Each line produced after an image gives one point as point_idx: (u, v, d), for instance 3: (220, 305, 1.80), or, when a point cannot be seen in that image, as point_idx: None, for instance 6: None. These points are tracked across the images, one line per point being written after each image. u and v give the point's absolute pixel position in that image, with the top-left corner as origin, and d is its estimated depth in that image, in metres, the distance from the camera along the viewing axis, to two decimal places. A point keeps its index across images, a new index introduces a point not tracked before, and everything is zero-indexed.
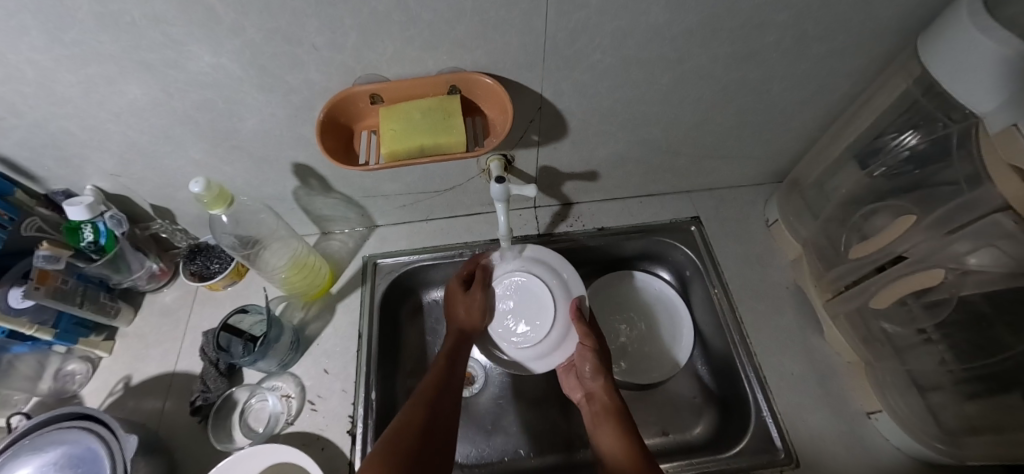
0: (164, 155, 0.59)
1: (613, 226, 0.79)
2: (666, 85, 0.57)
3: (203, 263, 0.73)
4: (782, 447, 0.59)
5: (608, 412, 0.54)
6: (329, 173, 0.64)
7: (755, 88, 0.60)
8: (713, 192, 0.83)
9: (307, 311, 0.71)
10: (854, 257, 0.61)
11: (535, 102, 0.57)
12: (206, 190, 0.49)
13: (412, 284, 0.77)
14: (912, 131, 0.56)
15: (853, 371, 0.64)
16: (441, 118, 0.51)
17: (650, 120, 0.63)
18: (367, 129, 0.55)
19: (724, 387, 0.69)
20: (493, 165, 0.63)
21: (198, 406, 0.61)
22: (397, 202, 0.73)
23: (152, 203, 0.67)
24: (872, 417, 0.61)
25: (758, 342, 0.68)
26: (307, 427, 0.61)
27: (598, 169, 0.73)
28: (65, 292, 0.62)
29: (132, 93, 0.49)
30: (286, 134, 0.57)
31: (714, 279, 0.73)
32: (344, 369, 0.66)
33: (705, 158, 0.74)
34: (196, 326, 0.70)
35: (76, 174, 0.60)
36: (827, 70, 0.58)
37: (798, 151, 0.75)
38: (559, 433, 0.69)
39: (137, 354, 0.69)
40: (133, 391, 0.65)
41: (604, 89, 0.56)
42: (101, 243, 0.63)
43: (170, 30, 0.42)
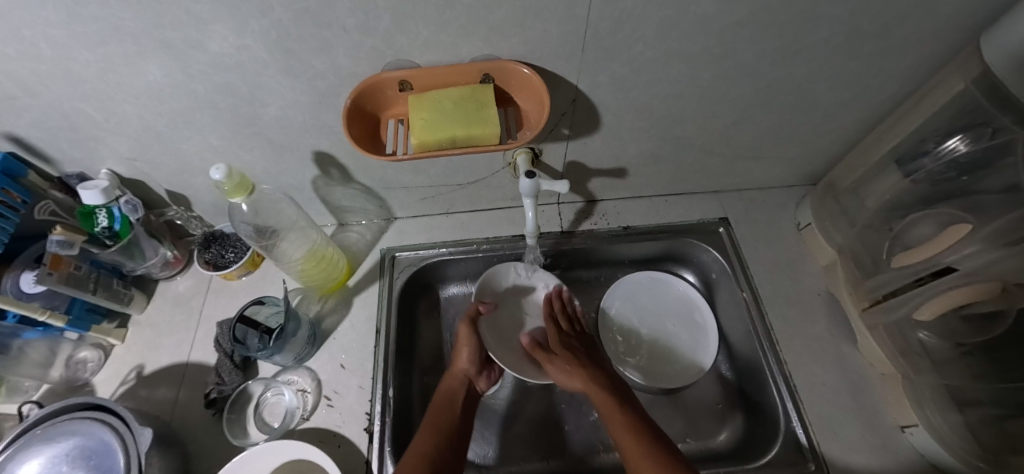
0: (182, 140, 0.57)
1: (638, 225, 0.76)
2: (706, 80, 0.55)
3: (218, 251, 0.70)
4: (812, 459, 0.57)
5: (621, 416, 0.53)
6: (351, 163, 0.62)
7: (799, 86, 0.57)
8: (742, 193, 0.80)
9: (323, 304, 0.69)
10: (895, 267, 0.58)
11: (569, 94, 0.54)
12: (227, 177, 0.47)
13: (429, 279, 0.75)
14: (960, 136, 0.53)
15: (886, 384, 0.62)
16: (474, 109, 0.48)
17: (685, 116, 0.60)
18: (394, 117, 0.53)
19: (749, 393, 0.67)
20: (519, 159, 0.61)
21: (213, 399, 0.59)
22: (418, 194, 0.71)
23: (167, 190, 0.65)
24: (906, 431, 0.59)
25: (787, 349, 0.65)
26: (323, 423, 0.59)
27: (627, 166, 0.70)
28: (78, 278, 0.60)
29: (152, 74, 0.47)
30: (309, 121, 0.55)
31: (743, 283, 0.70)
32: (360, 365, 0.64)
33: (738, 158, 0.71)
34: (210, 316, 0.69)
35: (90, 157, 0.58)
36: (877, 69, 0.55)
37: (835, 153, 0.72)
38: (579, 434, 0.67)
39: (150, 343, 0.67)
40: (146, 380, 0.64)
41: (641, 82, 0.54)
42: (115, 229, 0.61)
43: (194, 8, 0.40)
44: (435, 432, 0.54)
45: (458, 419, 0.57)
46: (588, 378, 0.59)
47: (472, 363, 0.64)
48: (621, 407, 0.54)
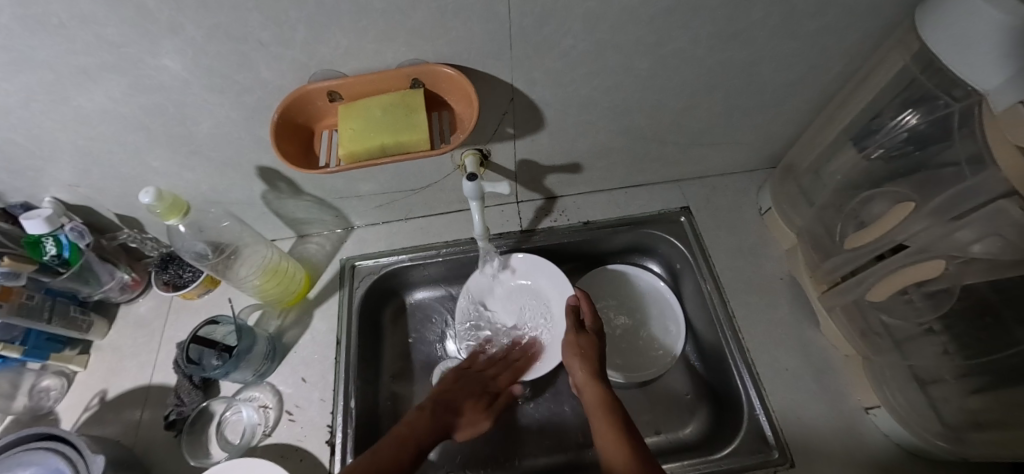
0: (120, 163, 0.56)
1: (599, 219, 0.75)
2: (645, 70, 0.54)
3: (175, 271, 0.68)
4: (775, 446, 0.57)
5: (597, 395, 0.54)
6: (298, 175, 0.61)
7: (743, 69, 0.56)
8: (704, 180, 0.79)
9: (283, 319, 0.69)
10: (849, 248, 0.58)
11: (506, 93, 0.54)
12: (158, 200, 0.46)
13: (391, 287, 0.74)
14: (911, 110, 0.52)
15: (850, 365, 0.62)
16: (404, 114, 0.48)
17: (631, 106, 0.60)
18: (328, 128, 0.52)
19: (716, 383, 0.67)
20: (467, 160, 0.60)
21: (172, 421, 0.59)
22: (371, 202, 0.70)
23: (117, 213, 0.65)
24: (869, 412, 0.58)
25: (751, 336, 0.65)
26: (285, 438, 0.59)
27: (581, 161, 0.69)
28: (31, 307, 0.60)
29: (75, 100, 0.46)
30: (245, 137, 0.54)
31: (705, 272, 0.69)
32: (322, 377, 0.64)
33: (694, 145, 0.70)
34: (171, 337, 0.69)
35: (33, 186, 0.58)
36: (819, 47, 0.54)
37: (792, 135, 0.71)
38: (548, 434, 0.67)
39: (112, 367, 0.67)
40: (109, 405, 0.64)
41: (579, 76, 0.53)
42: (65, 256, 0.60)
43: (102, 32, 0.39)
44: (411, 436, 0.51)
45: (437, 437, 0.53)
46: (577, 360, 0.59)
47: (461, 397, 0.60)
48: (601, 388, 0.54)
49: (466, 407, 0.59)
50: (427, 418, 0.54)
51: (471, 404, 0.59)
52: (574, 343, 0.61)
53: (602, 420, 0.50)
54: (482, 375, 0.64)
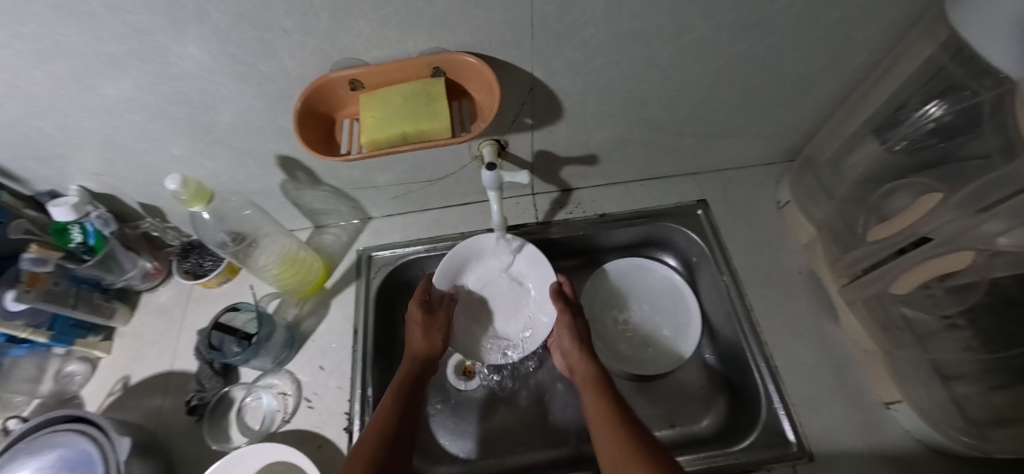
0: (144, 152, 0.57)
1: (615, 212, 0.75)
2: (665, 59, 0.53)
3: (196, 260, 0.71)
4: (794, 440, 0.56)
5: (589, 371, 0.54)
6: (316, 165, 0.61)
7: (763, 59, 0.55)
8: (721, 174, 0.78)
9: (301, 308, 0.69)
10: (871, 241, 0.57)
11: (525, 83, 0.54)
12: (183, 187, 0.47)
13: (406, 277, 0.74)
14: (936, 101, 0.51)
15: (869, 360, 0.61)
16: (425, 103, 0.48)
17: (649, 97, 0.59)
18: (348, 117, 0.52)
19: (732, 377, 0.66)
20: (485, 150, 0.60)
21: (193, 406, 0.60)
22: (388, 193, 0.70)
23: (139, 202, 0.66)
24: (890, 407, 0.57)
25: (769, 330, 0.64)
26: (304, 425, 0.60)
27: (597, 152, 0.69)
28: (57, 294, 0.61)
29: (103, 88, 0.47)
30: (266, 126, 0.55)
31: (722, 266, 0.69)
32: (339, 366, 0.64)
33: (712, 137, 0.69)
34: (191, 325, 0.70)
35: (59, 175, 0.59)
36: (843, 36, 0.53)
37: (812, 127, 0.70)
38: (563, 425, 0.67)
39: (135, 354, 0.68)
40: (132, 391, 0.65)
41: (599, 65, 0.53)
42: (90, 243, 0.61)
43: (130, 20, 0.39)
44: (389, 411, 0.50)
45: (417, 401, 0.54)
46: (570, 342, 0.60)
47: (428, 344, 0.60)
48: (593, 365, 0.55)
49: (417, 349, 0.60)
50: (410, 364, 0.58)
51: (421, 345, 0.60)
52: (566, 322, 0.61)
53: (593, 396, 0.50)
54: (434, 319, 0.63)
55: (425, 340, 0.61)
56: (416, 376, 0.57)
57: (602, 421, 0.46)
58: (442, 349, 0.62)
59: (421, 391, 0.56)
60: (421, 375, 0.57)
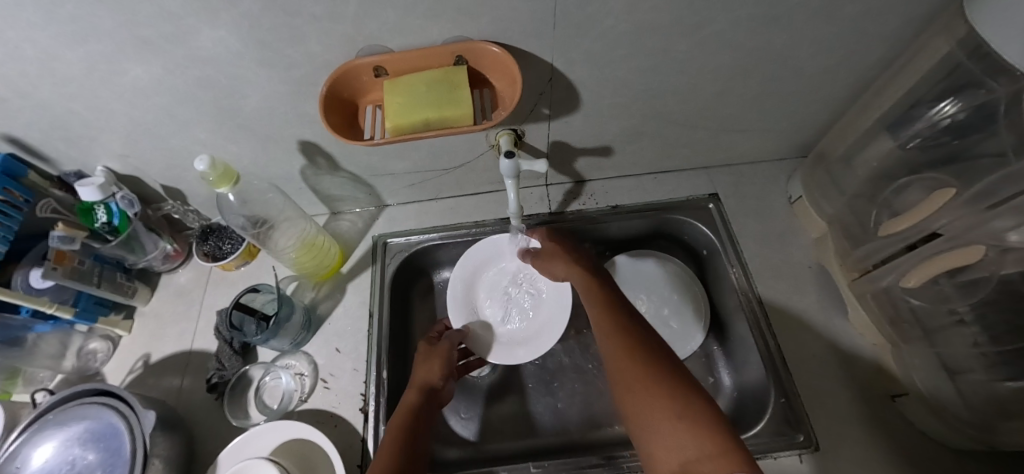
0: (170, 135, 0.58)
1: (627, 204, 0.75)
2: (683, 53, 0.54)
3: (216, 243, 0.72)
4: (800, 430, 0.57)
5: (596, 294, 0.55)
6: (337, 151, 0.62)
7: (780, 55, 0.56)
8: (733, 168, 0.79)
9: (318, 291, 0.71)
10: (882, 235, 0.58)
11: (545, 73, 0.55)
12: (211, 168, 0.48)
13: (421, 264, 0.76)
14: (951, 98, 0.51)
15: (876, 353, 0.62)
16: (447, 90, 0.49)
17: (665, 90, 0.60)
18: (371, 104, 0.53)
19: (740, 367, 0.68)
20: (501, 140, 0.61)
21: (214, 384, 0.62)
22: (404, 181, 0.71)
23: (162, 185, 0.67)
24: (897, 399, 0.59)
25: (779, 323, 0.65)
26: (321, 404, 0.62)
27: (612, 144, 0.69)
28: (83, 272, 0.63)
29: (134, 71, 0.48)
30: (290, 112, 0.56)
31: (732, 259, 0.70)
32: (354, 349, 0.66)
33: (725, 131, 0.70)
34: (210, 307, 0.71)
35: (86, 155, 0.60)
36: (860, 33, 0.54)
37: (825, 122, 0.70)
38: (573, 411, 0.69)
39: (155, 333, 0.70)
40: (152, 369, 0.67)
41: (617, 58, 0.53)
42: (115, 223, 0.63)
43: (166, 3, 0.40)
44: (395, 440, 0.48)
45: (422, 426, 0.52)
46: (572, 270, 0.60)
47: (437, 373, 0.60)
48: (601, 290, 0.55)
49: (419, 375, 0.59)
50: (414, 393, 0.57)
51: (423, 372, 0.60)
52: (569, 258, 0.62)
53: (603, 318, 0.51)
54: (438, 351, 0.63)
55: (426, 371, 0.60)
56: (420, 405, 0.55)
57: (614, 339, 0.47)
58: (445, 379, 0.60)
59: (427, 423, 0.53)
60: (427, 406, 0.56)
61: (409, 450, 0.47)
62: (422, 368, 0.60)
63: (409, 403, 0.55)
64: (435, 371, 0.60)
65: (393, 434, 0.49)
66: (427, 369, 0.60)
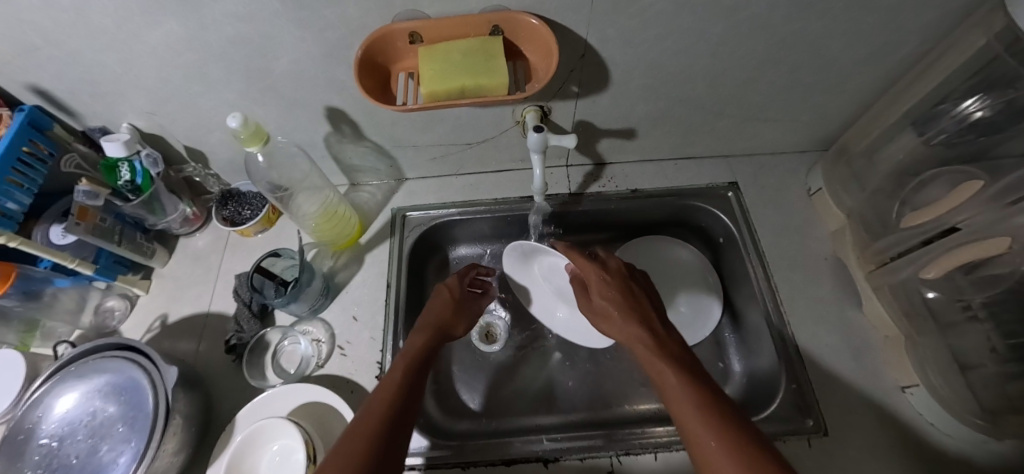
0: (197, 94, 0.57)
1: (646, 189, 0.75)
2: (717, 35, 0.54)
3: (235, 209, 0.72)
4: (809, 416, 0.58)
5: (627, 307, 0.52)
6: (362, 119, 0.62)
7: (813, 43, 0.56)
8: (753, 158, 0.79)
9: (336, 260, 0.71)
10: (903, 227, 0.59)
11: (578, 49, 0.54)
12: (243, 126, 0.48)
13: (439, 238, 0.76)
14: (977, 97, 0.53)
15: (888, 346, 0.62)
16: (483, 60, 0.49)
17: (696, 73, 0.60)
18: (404, 71, 0.53)
19: (752, 355, 0.68)
20: (528, 117, 0.62)
21: (232, 346, 0.62)
22: (427, 154, 0.71)
23: (185, 145, 0.66)
24: (906, 391, 0.59)
25: (794, 312, 0.65)
26: (337, 370, 0.62)
27: (636, 127, 0.69)
28: (105, 229, 0.63)
29: (166, 26, 0.47)
30: (319, 76, 0.55)
31: (750, 247, 0.70)
32: (371, 317, 0.66)
33: (751, 120, 0.70)
34: (228, 271, 0.71)
35: (112, 111, 0.60)
36: (898, 23, 0.53)
37: (850, 116, 0.70)
38: (582, 390, 0.70)
39: (172, 294, 0.71)
40: (169, 329, 0.68)
41: (651, 37, 0.53)
42: (137, 183, 0.62)
43: None
44: (391, 386, 0.45)
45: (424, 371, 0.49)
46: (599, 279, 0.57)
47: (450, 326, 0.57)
48: (635, 305, 0.52)
49: (427, 320, 0.57)
50: (422, 335, 0.54)
51: (432, 317, 0.57)
52: (590, 267, 0.58)
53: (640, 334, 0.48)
54: (453, 303, 0.61)
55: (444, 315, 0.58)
56: (431, 349, 0.52)
57: (656, 359, 0.44)
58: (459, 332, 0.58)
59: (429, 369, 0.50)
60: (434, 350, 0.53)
61: (403, 396, 0.44)
62: (432, 315, 0.58)
63: (416, 345, 0.52)
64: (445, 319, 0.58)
65: (387, 381, 0.45)
66: (437, 317, 0.57)
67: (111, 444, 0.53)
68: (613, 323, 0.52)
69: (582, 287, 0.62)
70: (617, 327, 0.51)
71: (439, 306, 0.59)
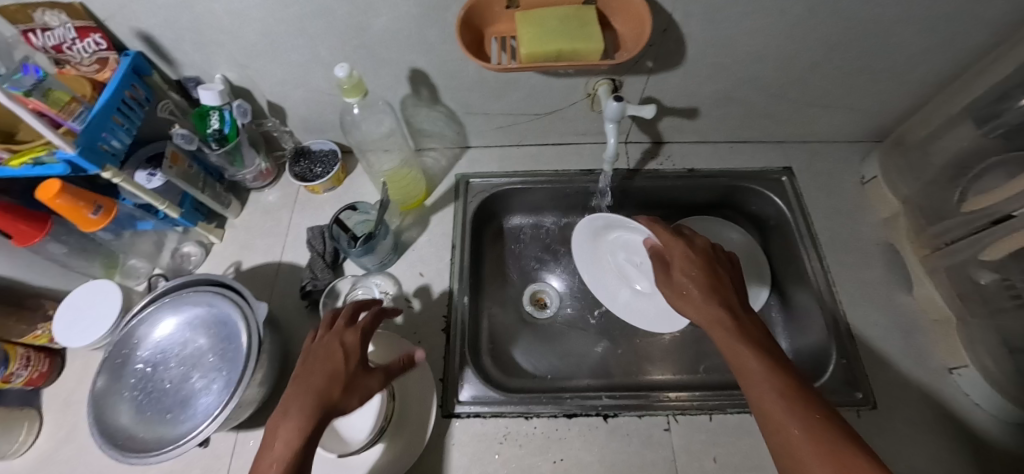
0: (292, 49, 0.60)
1: (702, 168, 0.78)
2: (797, 16, 0.55)
3: (307, 166, 0.76)
4: (859, 389, 0.60)
5: (710, 289, 0.52)
6: (442, 83, 0.65)
7: (886, 29, 0.58)
8: (807, 145, 0.81)
9: (403, 219, 0.73)
10: (963, 212, 0.61)
11: (661, 23, 0.56)
12: (348, 77, 0.51)
13: (498, 206, 0.79)
14: None
15: (938, 329, 0.64)
16: (577, 26, 0.51)
17: (768, 54, 0.62)
18: (496, 36, 0.56)
19: (799, 332, 0.71)
20: (600, 89, 0.64)
21: (308, 291, 0.66)
22: (495, 122, 0.74)
23: (269, 101, 0.70)
24: (953, 372, 0.60)
25: (845, 293, 0.68)
26: (405, 321, 0.65)
27: (700, 106, 0.72)
28: (191, 175, 0.67)
29: None
30: (411, 36, 0.57)
31: (802, 229, 0.72)
32: (437, 274, 0.69)
33: (811, 105, 0.72)
34: (298, 225, 0.75)
35: (207, 62, 0.63)
36: (975, 13, 0.55)
37: (910, 107, 0.72)
38: (631, 357, 0.73)
39: (245, 243, 0.74)
40: (243, 275, 0.71)
41: (734, 14, 0.55)
42: (225, 132, 0.66)
43: None
44: None
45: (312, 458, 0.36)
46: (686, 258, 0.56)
47: (356, 372, 0.43)
48: (720, 291, 0.52)
49: (314, 379, 0.41)
50: (303, 400, 0.39)
51: (324, 371, 0.41)
52: (682, 248, 0.57)
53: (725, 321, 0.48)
54: (337, 356, 0.43)
55: (327, 387, 0.40)
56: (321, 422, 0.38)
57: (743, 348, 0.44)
58: (368, 379, 0.43)
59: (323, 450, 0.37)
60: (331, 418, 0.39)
61: None
62: (318, 376, 0.41)
63: (288, 430, 0.37)
64: (337, 376, 0.41)
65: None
66: (325, 373, 0.41)
67: (202, 372, 0.56)
68: (691, 302, 0.52)
69: (661, 262, 0.60)
70: (695, 306, 0.51)
71: (323, 364, 0.42)
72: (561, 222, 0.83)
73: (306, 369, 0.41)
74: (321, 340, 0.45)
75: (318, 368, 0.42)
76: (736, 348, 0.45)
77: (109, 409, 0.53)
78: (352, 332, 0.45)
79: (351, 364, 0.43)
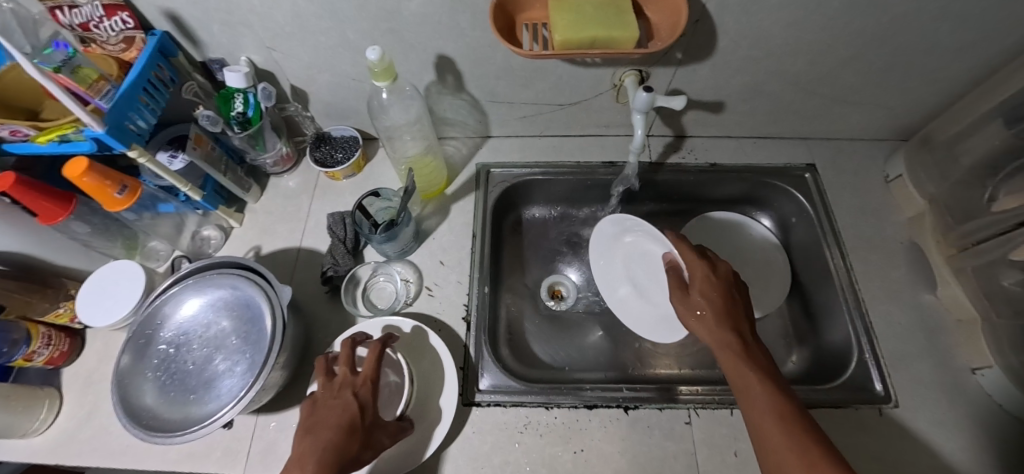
0: (320, 32, 0.59)
1: (725, 163, 0.77)
2: (834, 9, 0.55)
3: (328, 152, 0.76)
4: (880, 387, 0.60)
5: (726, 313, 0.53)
6: (469, 70, 0.64)
7: (923, 25, 0.57)
8: (831, 142, 0.80)
9: (424, 207, 0.74)
10: (994, 211, 0.59)
11: (695, 14, 0.55)
12: (379, 60, 0.50)
13: (518, 197, 0.79)
14: None
15: (962, 329, 0.63)
16: (613, 14, 0.51)
17: (800, 48, 0.61)
18: (527, 22, 0.56)
19: (820, 330, 0.71)
20: (628, 80, 0.63)
21: (330, 277, 0.65)
22: (519, 112, 0.73)
23: (292, 85, 0.70)
24: (976, 373, 0.60)
25: (867, 290, 0.67)
26: (427, 308, 0.65)
27: (726, 99, 0.71)
28: (214, 158, 0.66)
29: None
30: (442, 21, 0.56)
31: (825, 226, 0.72)
32: (458, 263, 0.69)
33: (839, 101, 0.71)
34: (319, 210, 0.75)
35: (234, 44, 0.62)
36: (1017, 10, 0.54)
37: (939, 105, 0.71)
38: (649, 351, 0.72)
39: (265, 228, 0.74)
40: (263, 259, 0.71)
41: (770, 6, 0.54)
42: (249, 115, 0.65)
43: None
44: None
45: None
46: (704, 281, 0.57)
47: (363, 417, 0.43)
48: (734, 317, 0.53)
49: (324, 433, 0.41)
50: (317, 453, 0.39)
51: (332, 421, 0.42)
52: (701, 269, 0.58)
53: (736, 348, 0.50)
54: (346, 406, 0.43)
55: (343, 440, 0.41)
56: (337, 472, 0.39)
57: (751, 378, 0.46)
58: (374, 422, 0.44)
59: None
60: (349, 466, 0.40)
61: None
62: (326, 427, 0.41)
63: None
64: (346, 423, 0.42)
65: None
66: (332, 423, 0.41)
67: (225, 354, 0.56)
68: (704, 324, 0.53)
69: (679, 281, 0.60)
70: (708, 328, 0.53)
71: (330, 415, 0.42)
72: (580, 214, 0.83)
73: (312, 424, 0.42)
74: (333, 392, 0.45)
75: (326, 419, 0.42)
76: (747, 374, 0.47)
77: (133, 388, 0.53)
78: (364, 383, 0.46)
79: (359, 411, 0.43)
